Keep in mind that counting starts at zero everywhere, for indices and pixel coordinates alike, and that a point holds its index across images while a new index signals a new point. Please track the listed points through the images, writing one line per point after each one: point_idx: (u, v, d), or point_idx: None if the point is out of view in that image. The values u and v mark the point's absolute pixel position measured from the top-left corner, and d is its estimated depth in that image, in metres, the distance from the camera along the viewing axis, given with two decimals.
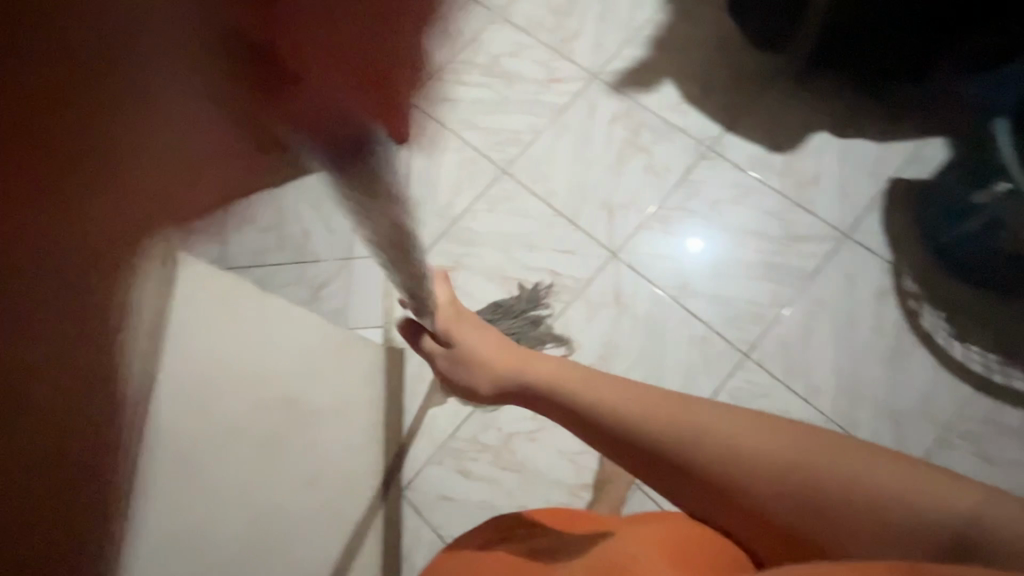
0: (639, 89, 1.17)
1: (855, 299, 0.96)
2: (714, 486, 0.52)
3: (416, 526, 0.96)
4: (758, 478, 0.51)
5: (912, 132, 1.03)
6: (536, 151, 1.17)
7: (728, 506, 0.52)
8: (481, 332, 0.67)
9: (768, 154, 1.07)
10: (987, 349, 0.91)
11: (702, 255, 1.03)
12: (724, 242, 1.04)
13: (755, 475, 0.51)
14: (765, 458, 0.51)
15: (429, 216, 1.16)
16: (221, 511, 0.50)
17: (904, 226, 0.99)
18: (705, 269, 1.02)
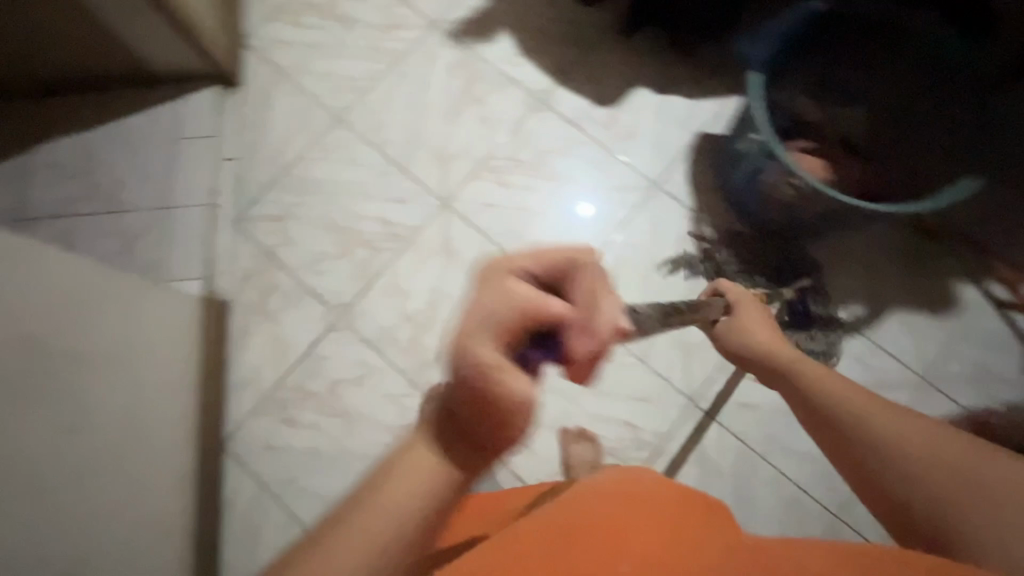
0: (478, 40, 1.17)
1: (659, 243, 1.05)
2: (863, 469, 0.50)
3: (237, 474, 0.96)
4: (940, 469, 0.44)
5: (716, 91, 1.12)
6: (374, 99, 1.15)
7: (862, 483, 0.50)
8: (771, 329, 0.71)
9: (593, 109, 1.13)
10: (764, 285, 1.02)
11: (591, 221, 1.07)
12: (607, 206, 1.08)
13: (938, 469, 0.44)
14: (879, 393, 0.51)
15: (258, 164, 1.11)
16: None
17: (706, 177, 1.08)
18: (559, 229, 1.06)
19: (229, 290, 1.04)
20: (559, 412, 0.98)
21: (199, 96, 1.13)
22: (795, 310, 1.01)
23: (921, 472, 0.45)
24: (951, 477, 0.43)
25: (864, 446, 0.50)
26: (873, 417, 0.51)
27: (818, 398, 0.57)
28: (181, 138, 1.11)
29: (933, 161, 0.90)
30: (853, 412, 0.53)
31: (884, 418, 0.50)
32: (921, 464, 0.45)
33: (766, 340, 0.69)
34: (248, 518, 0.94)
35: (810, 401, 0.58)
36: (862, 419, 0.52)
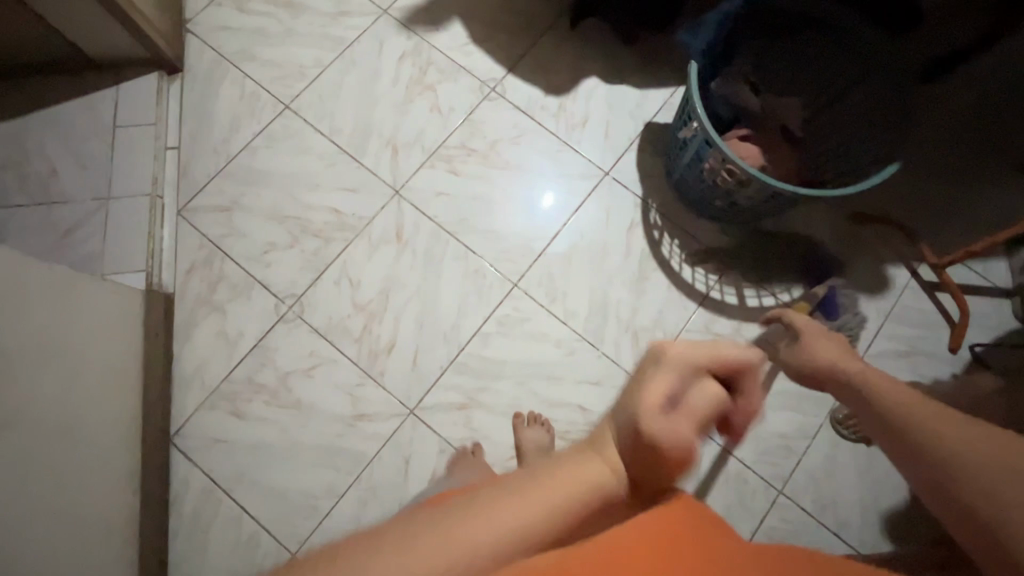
0: (429, 28, 1.16)
1: (610, 230, 1.07)
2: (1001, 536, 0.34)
3: (186, 470, 0.94)
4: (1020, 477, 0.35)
5: (663, 81, 1.14)
6: (323, 87, 1.13)
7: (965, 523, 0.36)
8: (834, 342, 0.56)
9: (545, 98, 1.13)
10: (710, 270, 1.06)
11: (556, 212, 1.08)
12: (570, 199, 1.09)
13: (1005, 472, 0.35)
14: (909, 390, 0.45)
15: (202, 154, 1.08)
16: None
17: (654, 166, 1.11)
18: (524, 222, 1.07)
19: (174, 282, 1.02)
20: (513, 398, 0.99)
21: (139, 82, 1.09)
22: (739, 293, 1.05)
23: (995, 474, 0.36)
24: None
25: (946, 461, 0.38)
26: (938, 430, 0.40)
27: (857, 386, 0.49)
28: (120, 127, 1.07)
29: (865, 148, 0.92)
30: (920, 420, 0.41)
31: (957, 432, 0.39)
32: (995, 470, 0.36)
33: (820, 347, 0.55)
34: (198, 514, 0.92)
35: (891, 420, 0.43)
36: (922, 429, 0.41)
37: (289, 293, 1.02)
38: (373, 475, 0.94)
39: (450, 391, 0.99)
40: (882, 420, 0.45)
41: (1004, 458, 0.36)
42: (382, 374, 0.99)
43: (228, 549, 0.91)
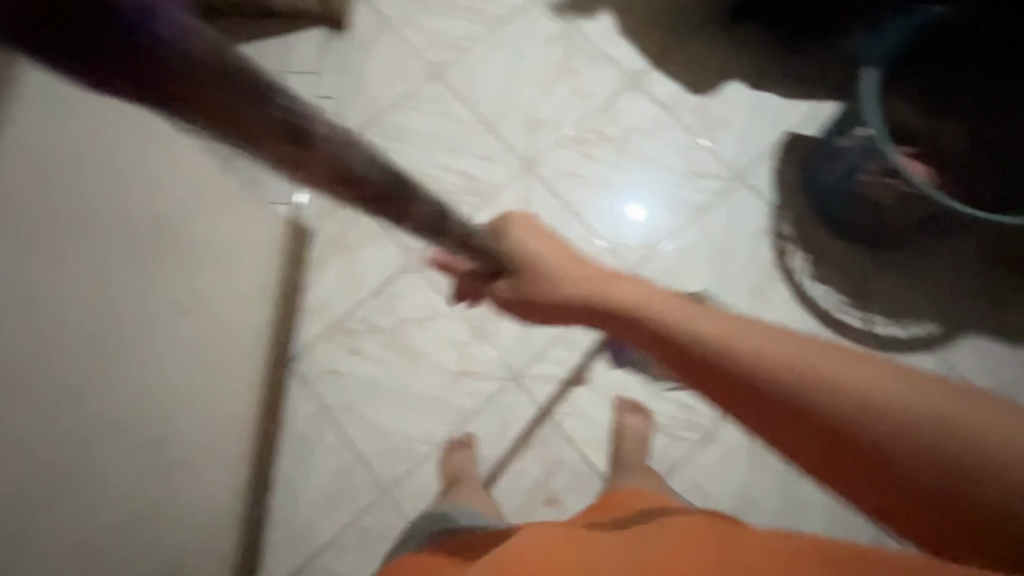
0: (580, 15, 1.19)
1: (736, 233, 1.05)
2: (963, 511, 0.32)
3: (299, 395, 0.99)
4: (987, 445, 0.32)
5: (812, 92, 1.11)
6: (472, 58, 1.18)
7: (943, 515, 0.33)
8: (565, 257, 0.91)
9: (685, 96, 1.13)
10: (838, 289, 1.01)
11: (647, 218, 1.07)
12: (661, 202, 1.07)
13: (973, 436, 0.32)
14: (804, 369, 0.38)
15: (354, 107, 1.15)
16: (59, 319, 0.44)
17: (790, 177, 1.08)
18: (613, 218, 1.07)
19: (314, 220, 1.08)
20: (616, 383, 0.99)
21: (308, 34, 1.18)
22: (867, 319, 1.00)
23: (969, 444, 0.32)
24: (1002, 438, 0.32)
25: (921, 459, 0.33)
26: (792, 370, 0.38)
27: (774, 387, 0.38)
28: (286, 72, 1.15)
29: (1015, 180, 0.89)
30: (864, 426, 0.34)
31: (844, 380, 0.36)
32: (968, 434, 0.33)
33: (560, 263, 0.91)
34: (306, 436, 0.97)
35: (833, 430, 0.36)
36: (784, 386, 0.38)
37: (415, 246, 1.06)
38: (472, 431, 0.97)
39: (556, 366, 1.00)
40: (776, 404, 0.38)
41: (856, 378, 0.36)
42: (492, 336, 1.02)
43: (329, 475, 0.96)
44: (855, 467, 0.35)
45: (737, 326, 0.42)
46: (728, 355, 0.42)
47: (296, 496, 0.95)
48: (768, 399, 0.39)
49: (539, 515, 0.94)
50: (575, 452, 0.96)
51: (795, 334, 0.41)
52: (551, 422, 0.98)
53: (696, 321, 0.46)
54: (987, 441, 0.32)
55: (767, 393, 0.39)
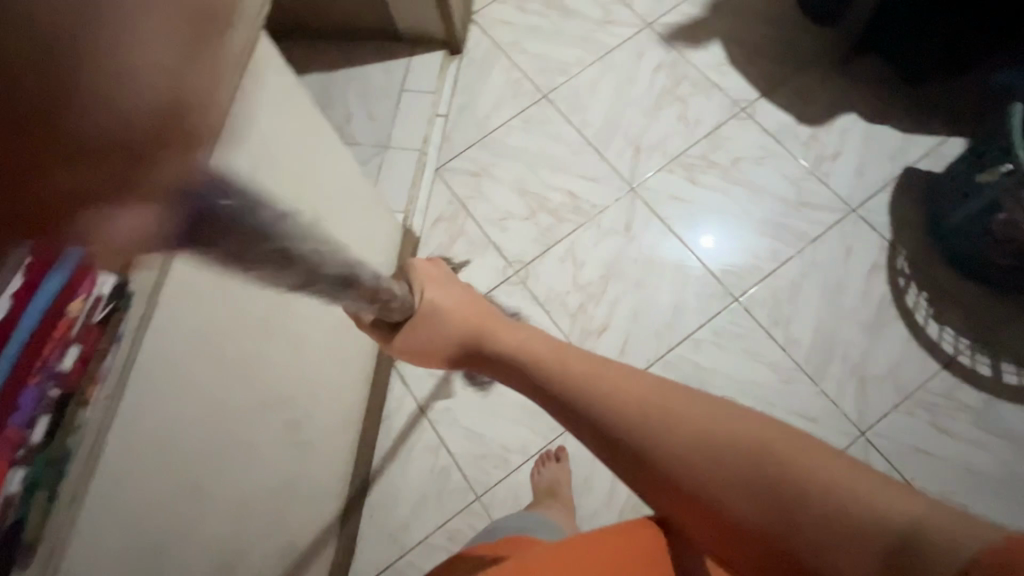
0: (689, 46, 1.22)
1: (848, 266, 1.02)
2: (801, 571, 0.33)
3: (400, 394, 1.03)
4: (845, 529, 0.31)
5: (935, 128, 1.08)
6: (580, 83, 1.22)
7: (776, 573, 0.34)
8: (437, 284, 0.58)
9: (796, 126, 1.13)
10: (962, 333, 0.96)
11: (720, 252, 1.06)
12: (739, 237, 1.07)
13: (821, 504, 0.32)
14: (681, 426, 0.37)
15: (466, 124, 1.22)
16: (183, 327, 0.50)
17: (910, 212, 1.04)
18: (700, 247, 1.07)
19: (422, 228, 1.14)
20: None
21: (428, 56, 1.26)
22: (995, 366, 0.94)
23: (832, 519, 0.31)
24: (859, 516, 0.31)
25: (766, 521, 0.34)
26: (670, 449, 0.37)
27: (631, 441, 0.39)
28: (406, 90, 1.23)
29: None
30: (708, 475, 0.36)
31: (712, 453, 0.36)
32: (838, 503, 0.31)
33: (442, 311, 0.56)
34: (405, 434, 1.00)
35: (685, 495, 0.36)
36: (650, 463, 0.38)
37: (517, 260, 1.09)
38: (565, 444, 0.97)
39: None
40: (663, 485, 0.38)
41: (749, 442, 0.35)
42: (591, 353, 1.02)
43: (424, 473, 0.98)
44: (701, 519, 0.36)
45: (640, 384, 0.40)
46: (621, 427, 0.39)
47: (392, 492, 0.97)
48: (657, 480, 0.38)
49: None
50: None
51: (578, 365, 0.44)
52: None
53: (592, 383, 0.42)
54: (853, 515, 0.31)
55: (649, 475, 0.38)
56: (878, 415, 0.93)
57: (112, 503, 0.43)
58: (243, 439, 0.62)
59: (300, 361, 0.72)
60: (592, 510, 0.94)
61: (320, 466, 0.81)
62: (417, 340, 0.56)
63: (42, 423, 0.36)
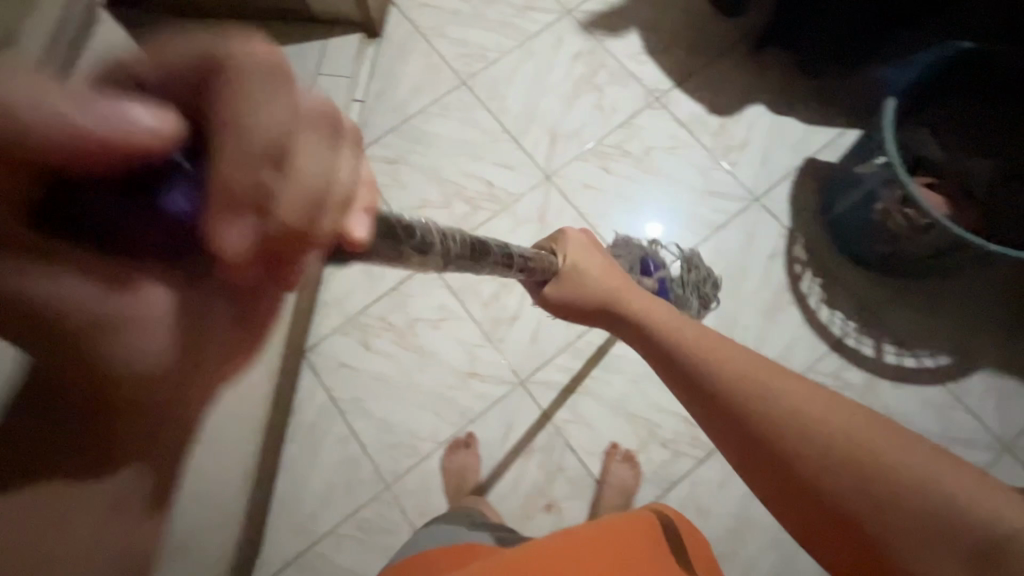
0: (608, 34, 1.22)
1: (750, 254, 1.06)
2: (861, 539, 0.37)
3: (311, 386, 1.01)
4: (915, 502, 0.36)
5: (834, 120, 1.12)
6: (499, 70, 1.21)
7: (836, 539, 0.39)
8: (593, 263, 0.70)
9: (707, 116, 1.15)
10: (849, 316, 1.01)
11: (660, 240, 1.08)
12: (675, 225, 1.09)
13: (906, 484, 0.36)
14: (784, 388, 0.44)
15: (383, 110, 1.19)
16: None
17: (808, 201, 1.09)
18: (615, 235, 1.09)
19: None
20: (619, 395, 1.00)
21: (344, 38, 1.22)
22: (877, 347, 1.00)
23: (906, 490, 0.36)
24: (932, 497, 0.36)
25: (847, 492, 0.38)
26: (765, 401, 0.44)
27: (733, 390, 0.46)
28: (320, 74, 1.20)
29: None
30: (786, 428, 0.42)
31: (829, 442, 0.40)
32: (921, 488, 0.36)
33: (598, 282, 0.68)
34: (314, 425, 0.99)
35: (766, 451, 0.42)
36: (795, 457, 0.41)
37: None
38: (474, 430, 0.99)
39: (561, 372, 1.01)
40: (748, 437, 0.44)
41: (857, 437, 0.39)
42: (503, 341, 1.04)
43: (333, 464, 0.98)
44: (774, 480, 0.42)
45: (763, 363, 0.48)
46: (732, 382, 0.47)
47: (300, 484, 0.97)
48: (744, 430, 0.44)
49: (536, 521, 0.94)
50: (575, 459, 0.97)
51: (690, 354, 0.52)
52: (554, 430, 0.98)
53: (721, 354, 0.50)
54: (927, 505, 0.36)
55: (750, 434, 0.44)
56: None
57: None
58: None
59: None
60: (499, 495, 0.96)
61: (215, 461, 0.80)
62: (562, 294, 0.69)
63: None
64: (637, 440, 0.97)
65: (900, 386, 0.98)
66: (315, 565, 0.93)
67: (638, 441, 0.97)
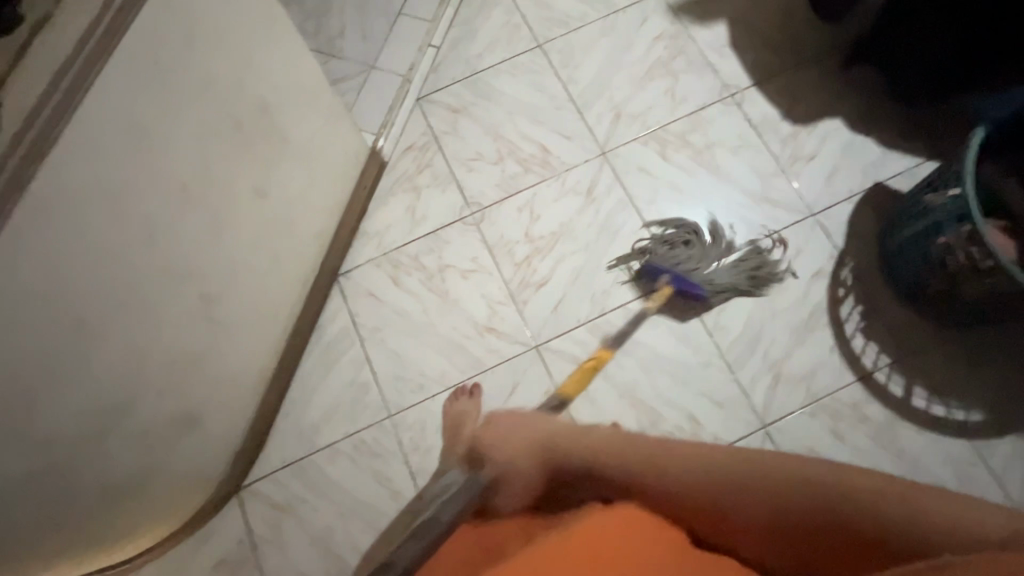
0: (694, 22, 1.19)
1: (795, 268, 1.03)
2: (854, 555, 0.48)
3: (336, 308, 1.06)
4: (884, 519, 0.46)
5: (913, 149, 1.06)
6: (578, 39, 1.20)
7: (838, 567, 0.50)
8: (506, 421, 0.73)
9: (780, 122, 1.11)
10: (884, 351, 0.97)
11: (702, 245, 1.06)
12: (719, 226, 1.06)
13: (860, 507, 0.48)
14: (740, 473, 0.54)
15: (455, 59, 1.20)
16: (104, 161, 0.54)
17: (867, 226, 1.04)
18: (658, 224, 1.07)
19: (390, 154, 1.14)
20: (629, 378, 1.00)
21: None
22: (906, 387, 0.96)
23: (865, 507, 0.48)
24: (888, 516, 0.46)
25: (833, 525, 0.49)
26: (730, 488, 0.54)
27: (706, 485, 0.55)
28: (403, 14, 1.22)
29: None
30: (755, 496, 0.53)
31: (790, 497, 0.51)
32: (873, 504, 0.47)
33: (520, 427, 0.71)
34: (333, 344, 1.04)
35: (757, 523, 0.53)
36: (772, 517, 0.52)
37: (475, 202, 1.11)
38: (481, 382, 1.01)
39: (576, 345, 1.02)
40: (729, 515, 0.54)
41: (791, 480, 0.52)
42: (526, 304, 1.05)
43: (343, 384, 1.02)
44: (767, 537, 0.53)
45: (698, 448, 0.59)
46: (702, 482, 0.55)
47: (308, 396, 1.02)
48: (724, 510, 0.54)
49: None
50: None
51: (640, 452, 0.60)
52: None
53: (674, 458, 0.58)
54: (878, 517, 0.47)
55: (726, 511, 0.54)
56: (782, 412, 0.96)
57: None
58: (144, 298, 0.65)
59: (225, 243, 0.75)
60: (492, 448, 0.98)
61: (235, 352, 0.85)
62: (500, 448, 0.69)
63: None
64: (636, 426, 0.97)
65: (922, 432, 0.94)
66: (308, 472, 0.98)
67: (637, 427, 0.97)
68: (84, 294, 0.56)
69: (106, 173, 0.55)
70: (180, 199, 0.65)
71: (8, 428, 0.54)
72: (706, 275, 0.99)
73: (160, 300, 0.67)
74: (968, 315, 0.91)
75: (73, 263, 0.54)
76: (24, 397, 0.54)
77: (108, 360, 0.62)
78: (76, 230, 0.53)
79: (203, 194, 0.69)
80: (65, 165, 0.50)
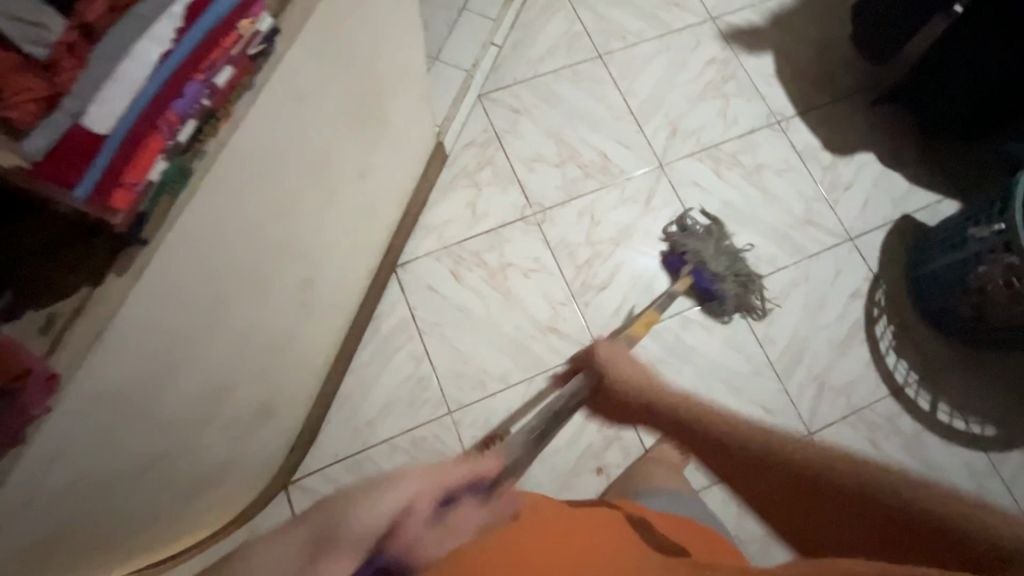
0: (744, 49, 1.26)
1: (835, 287, 1.10)
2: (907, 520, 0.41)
3: (394, 299, 1.03)
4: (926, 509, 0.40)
5: (937, 186, 1.17)
6: (636, 54, 1.24)
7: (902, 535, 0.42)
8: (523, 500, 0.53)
9: (821, 151, 1.19)
10: (913, 368, 1.06)
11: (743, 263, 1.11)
12: (764, 244, 1.13)
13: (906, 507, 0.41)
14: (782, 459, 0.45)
15: (517, 60, 1.21)
16: (273, 128, 0.51)
17: (898, 253, 1.13)
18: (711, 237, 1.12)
19: (451, 148, 1.13)
20: (687, 384, 1.03)
21: None
22: (932, 402, 1.04)
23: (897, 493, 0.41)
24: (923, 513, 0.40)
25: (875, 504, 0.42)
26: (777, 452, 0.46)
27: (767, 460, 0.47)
28: (467, 10, 1.22)
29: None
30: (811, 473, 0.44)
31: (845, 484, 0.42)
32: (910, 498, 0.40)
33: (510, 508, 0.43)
34: (390, 337, 1.01)
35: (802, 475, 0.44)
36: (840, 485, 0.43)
37: (537, 203, 1.11)
38: (541, 382, 1.01)
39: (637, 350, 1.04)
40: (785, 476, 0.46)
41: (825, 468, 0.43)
42: (586, 306, 1.06)
43: (400, 379, 0.99)
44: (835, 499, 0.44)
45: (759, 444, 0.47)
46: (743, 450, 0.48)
47: (363, 390, 0.98)
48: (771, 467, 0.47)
49: (584, 480, 0.97)
50: (632, 432, 1.00)
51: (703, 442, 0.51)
52: None
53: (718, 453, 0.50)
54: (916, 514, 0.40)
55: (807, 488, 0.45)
56: (827, 422, 1.02)
57: (154, 282, 0.42)
58: (261, 276, 0.60)
59: (329, 223, 0.72)
60: None
61: (313, 338, 0.81)
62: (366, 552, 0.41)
63: (189, 126, 0.39)
64: None
65: (947, 443, 1.02)
66: (363, 468, 0.94)
67: None
68: (222, 268, 0.52)
69: (270, 141, 0.52)
70: (309, 175, 0.62)
71: (138, 407, 0.48)
72: (711, 267, 1.04)
73: (271, 279, 0.63)
74: (991, 337, 1.01)
75: (229, 232, 0.50)
76: (165, 371, 0.49)
77: (224, 339, 0.57)
78: (240, 198, 0.50)
79: (325, 170, 0.65)
80: (252, 131, 0.48)
